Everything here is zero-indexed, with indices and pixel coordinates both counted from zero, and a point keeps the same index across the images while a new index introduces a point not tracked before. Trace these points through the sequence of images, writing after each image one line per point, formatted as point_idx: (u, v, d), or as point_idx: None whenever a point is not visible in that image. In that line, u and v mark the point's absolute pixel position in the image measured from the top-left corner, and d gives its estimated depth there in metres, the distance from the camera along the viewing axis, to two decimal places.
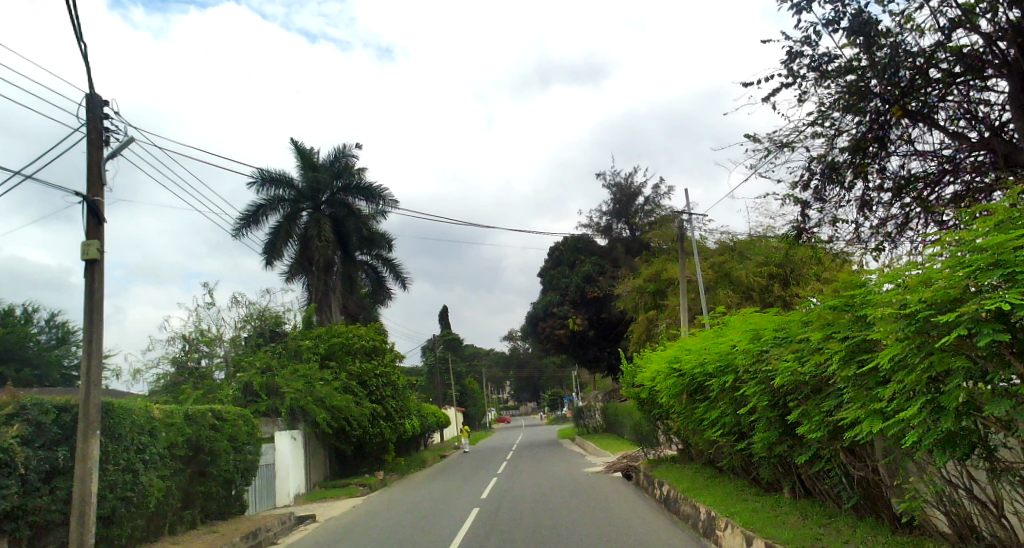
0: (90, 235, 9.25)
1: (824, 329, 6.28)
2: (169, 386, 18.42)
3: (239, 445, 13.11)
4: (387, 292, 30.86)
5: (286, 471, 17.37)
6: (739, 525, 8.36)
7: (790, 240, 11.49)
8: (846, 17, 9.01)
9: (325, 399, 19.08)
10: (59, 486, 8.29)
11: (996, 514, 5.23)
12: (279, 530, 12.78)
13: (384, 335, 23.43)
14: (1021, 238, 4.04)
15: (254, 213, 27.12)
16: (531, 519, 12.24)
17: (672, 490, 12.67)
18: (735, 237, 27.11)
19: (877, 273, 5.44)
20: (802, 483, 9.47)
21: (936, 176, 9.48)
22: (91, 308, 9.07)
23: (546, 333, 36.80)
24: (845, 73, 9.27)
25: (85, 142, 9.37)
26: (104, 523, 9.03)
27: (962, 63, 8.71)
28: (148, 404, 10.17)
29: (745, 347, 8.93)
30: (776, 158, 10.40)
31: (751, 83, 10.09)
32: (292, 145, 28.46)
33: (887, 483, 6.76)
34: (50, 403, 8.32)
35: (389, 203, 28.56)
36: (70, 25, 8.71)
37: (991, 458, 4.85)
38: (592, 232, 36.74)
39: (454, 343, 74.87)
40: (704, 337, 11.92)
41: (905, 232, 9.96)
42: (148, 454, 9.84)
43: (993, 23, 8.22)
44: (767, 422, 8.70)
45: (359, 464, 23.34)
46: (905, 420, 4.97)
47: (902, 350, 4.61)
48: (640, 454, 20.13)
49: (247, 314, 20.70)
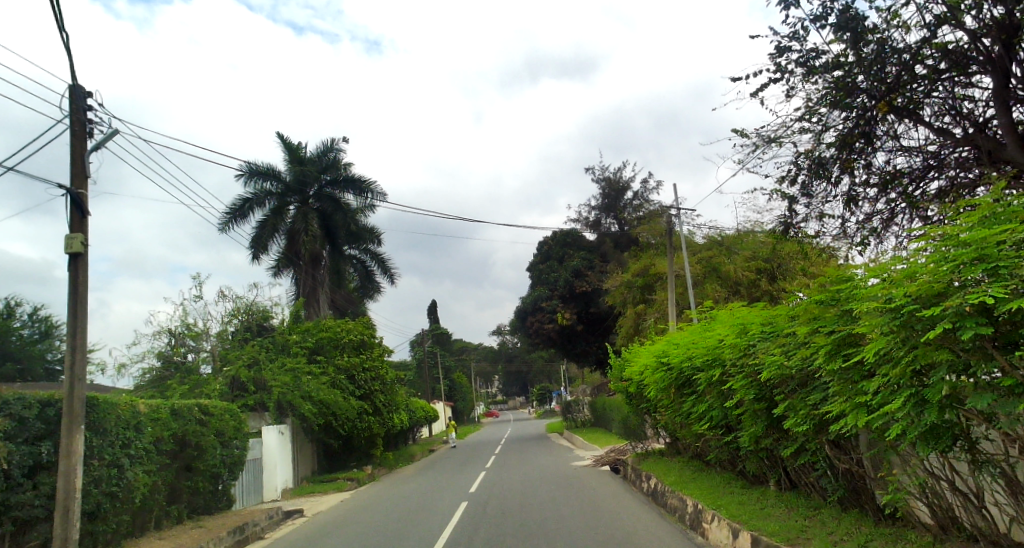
0: (73, 228, 9.14)
1: (811, 324, 6.33)
2: (155, 380, 18.30)
3: (226, 440, 13.05)
4: (375, 286, 30.74)
5: (274, 465, 17.32)
6: (725, 517, 8.44)
7: (778, 234, 11.56)
8: (833, 13, 9.05)
9: (313, 394, 19.03)
10: (43, 482, 8.22)
11: (978, 505, 5.30)
12: (266, 525, 12.75)
13: (373, 330, 23.37)
14: (1005, 233, 4.07)
15: (241, 207, 26.97)
16: (519, 513, 12.26)
17: (659, 483, 12.74)
18: (723, 231, 27.22)
19: (863, 267, 5.47)
20: (787, 475, 9.55)
21: (921, 171, 9.55)
22: (75, 302, 8.98)
23: (535, 328, 36.85)
24: (832, 69, 9.31)
25: (68, 134, 9.26)
26: (89, 518, 8.96)
27: (947, 59, 8.76)
28: (133, 399, 10.11)
29: (732, 342, 8.98)
30: (764, 153, 10.46)
31: (739, 78, 10.13)
32: (279, 139, 28.30)
33: (870, 476, 6.82)
34: (33, 398, 8.24)
35: (378, 196, 28.43)
36: (52, 15, 8.59)
37: (973, 450, 4.91)
38: (581, 226, 36.76)
39: (442, 337, 74.82)
40: (692, 332, 11.98)
41: (890, 227, 10.04)
42: (133, 449, 9.78)
43: (978, 19, 8.27)
44: (754, 416, 8.76)
45: (347, 458, 23.30)
46: (890, 413, 5.01)
47: (887, 343, 4.66)
48: (628, 447, 20.22)
49: (234, 309, 20.60)
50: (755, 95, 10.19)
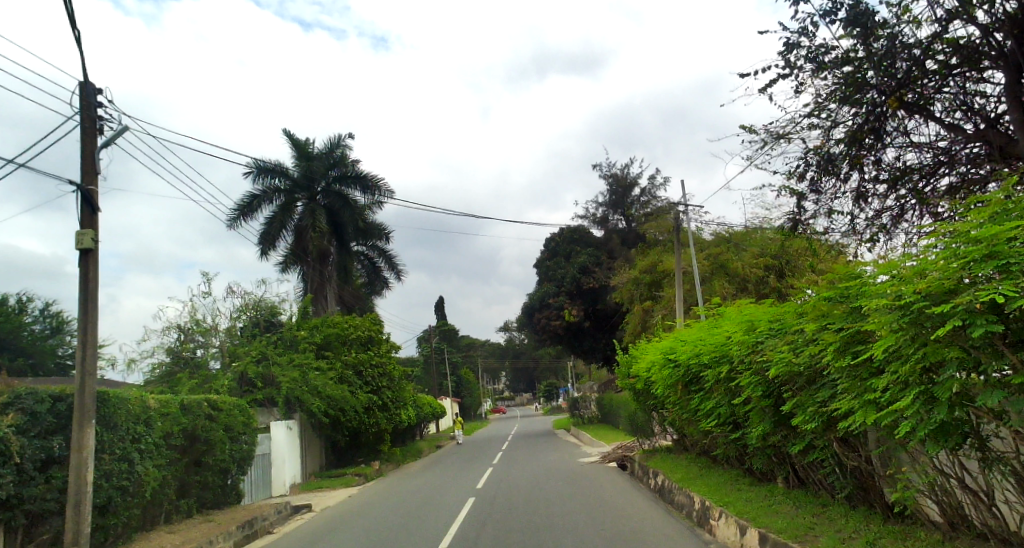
0: (84, 224, 9.21)
1: (819, 320, 6.33)
2: (165, 375, 18.41)
3: (236, 435, 13.13)
4: (383, 283, 30.80)
5: (282, 460, 17.42)
6: (732, 515, 8.43)
7: (786, 231, 11.52)
8: (843, 8, 8.99)
9: (321, 389, 19.11)
10: (55, 476, 8.30)
11: (987, 504, 5.28)
12: (274, 520, 12.84)
13: (380, 326, 23.46)
14: (1015, 230, 4.05)
15: (249, 203, 27.08)
16: (526, 509, 12.29)
17: (667, 480, 12.74)
18: (731, 228, 27.14)
19: (872, 264, 5.46)
20: (795, 473, 9.54)
21: (932, 167, 9.50)
22: (86, 297, 9.04)
23: (542, 324, 36.87)
24: (842, 64, 9.26)
25: (79, 131, 9.32)
26: (100, 512, 9.03)
27: (959, 55, 8.70)
28: (143, 393, 10.18)
29: (739, 339, 8.96)
30: (772, 149, 10.42)
31: (748, 74, 10.09)
32: (286, 136, 28.41)
33: (879, 474, 6.81)
34: (45, 392, 8.30)
35: (385, 193, 28.46)
36: (64, 12, 8.65)
37: (983, 447, 4.89)
38: (588, 223, 36.70)
39: (450, 333, 74.91)
40: (700, 328, 11.97)
41: (899, 224, 9.99)
42: (144, 444, 9.85)
43: (990, 14, 8.21)
44: (761, 413, 8.76)
45: (355, 454, 23.39)
46: (899, 410, 5.00)
47: (897, 340, 4.65)
48: (635, 444, 20.20)
49: (242, 305, 20.75)
50: (764, 91, 10.14)
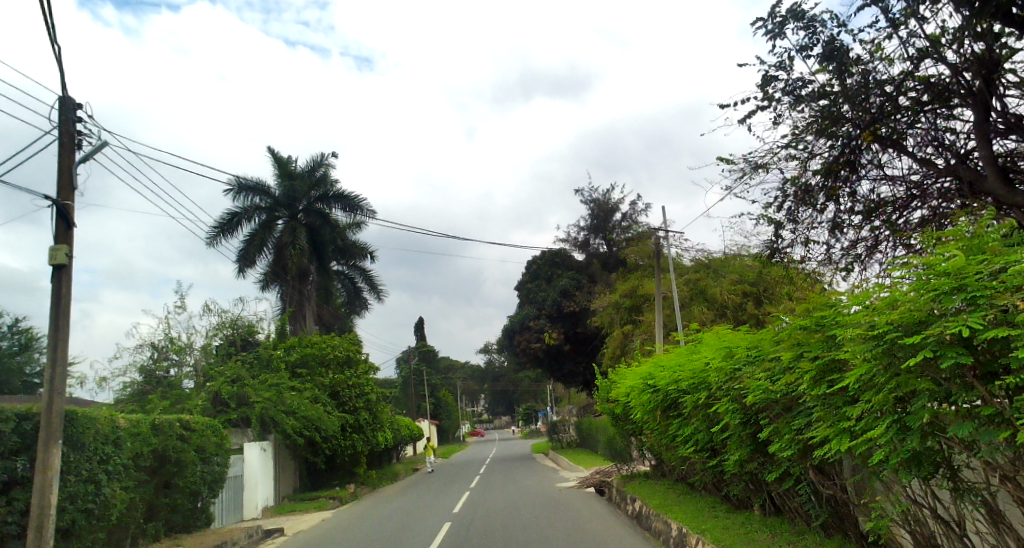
0: (59, 240, 9.07)
1: (795, 349, 6.37)
2: (135, 394, 17.88)
3: (207, 456, 12.92)
4: (362, 302, 30.68)
5: (256, 481, 17.09)
6: (709, 542, 8.35)
7: (764, 259, 11.65)
8: (819, 43, 9.20)
9: (295, 409, 18.71)
10: (17, 497, 8.08)
11: (959, 535, 5.31)
12: (245, 544, 12.60)
13: (359, 346, 23.31)
14: (982, 265, 4.15)
15: (229, 221, 26.84)
16: (500, 535, 12.12)
17: (645, 505, 12.67)
18: (711, 254, 27.47)
19: (847, 294, 5.51)
20: (772, 500, 9.55)
21: (904, 200, 9.67)
22: (57, 315, 8.87)
23: (522, 347, 36.95)
24: (818, 98, 9.44)
25: (57, 146, 9.22)
26: (63, 535, 8.79)
27: (930, 92, 8.92)
28: (112, 413, 9.97)
29: (717, 365, 8.93)
30: (751, 178, 10.58)
31: (728, 105, 10.31)
32: (269, 153, 28.38)
33: (854, 501, 6.88)
34: (11, 411, 8.09)
35: (366, 212, 28.36)
36: (44, 27, 8.60)
37: (955, 480, 4.92)
38: (570, 246, 36.87)
39: (429, 354, 74.34)
40: (679, 354, 11.95)
41: (874, 255, 10.13)
42: (112, 465, 9.64)
43: (959, 54, 8.43)
44: (740, 440, 8.73)
45: (329, 476, 23.11)
46: (872, 440, 5.04)
47: (870, 370, 4.71)
48: (613, 469, 20.05)
49: (219, 323, 20.34)
50: (742, 122, 10.32)
